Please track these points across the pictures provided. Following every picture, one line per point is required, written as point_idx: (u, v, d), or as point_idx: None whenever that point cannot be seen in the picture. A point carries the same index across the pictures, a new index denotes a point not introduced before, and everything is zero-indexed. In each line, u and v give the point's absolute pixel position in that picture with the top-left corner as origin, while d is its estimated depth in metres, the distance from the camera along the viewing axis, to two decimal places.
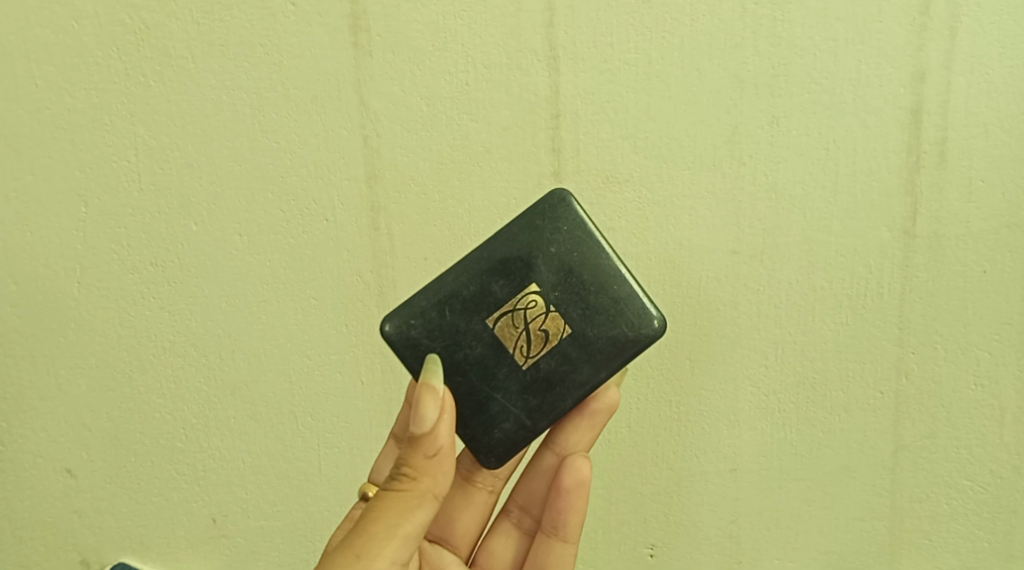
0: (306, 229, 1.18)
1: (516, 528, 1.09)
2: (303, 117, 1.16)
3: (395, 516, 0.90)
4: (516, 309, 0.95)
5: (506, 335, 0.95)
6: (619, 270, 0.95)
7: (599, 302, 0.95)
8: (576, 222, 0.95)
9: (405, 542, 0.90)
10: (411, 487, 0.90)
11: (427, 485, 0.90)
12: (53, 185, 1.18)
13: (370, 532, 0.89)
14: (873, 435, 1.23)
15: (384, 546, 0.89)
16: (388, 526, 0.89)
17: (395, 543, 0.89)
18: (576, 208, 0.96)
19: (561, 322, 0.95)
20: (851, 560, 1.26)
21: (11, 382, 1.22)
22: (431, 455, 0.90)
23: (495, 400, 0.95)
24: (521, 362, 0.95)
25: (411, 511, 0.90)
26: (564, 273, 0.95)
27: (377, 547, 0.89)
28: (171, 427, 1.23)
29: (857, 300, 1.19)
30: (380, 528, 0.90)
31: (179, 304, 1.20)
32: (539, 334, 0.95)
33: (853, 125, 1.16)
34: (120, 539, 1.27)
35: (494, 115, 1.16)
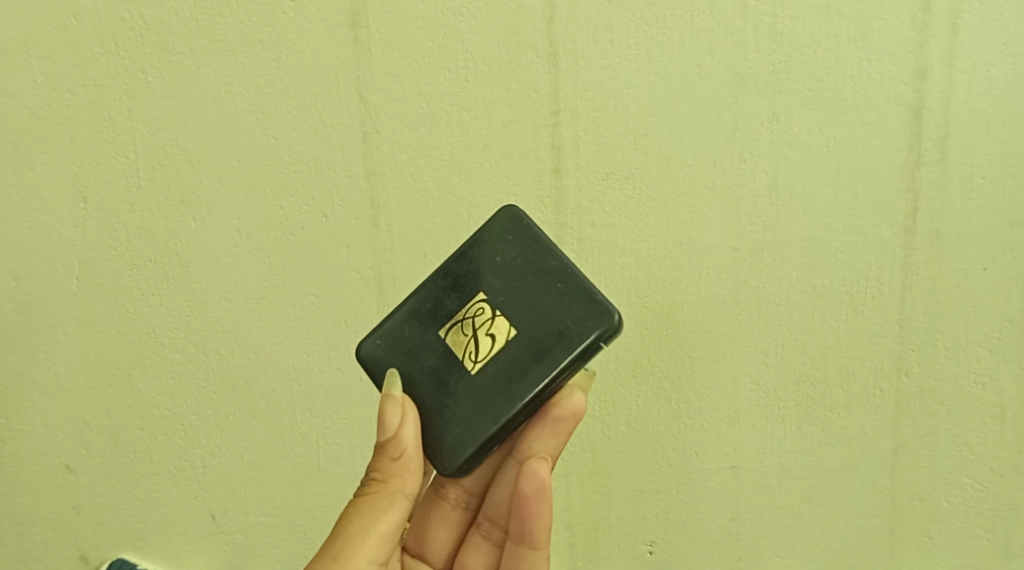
0: (306, 225, 1.18)
1: (487, 540, 1.02)
2: (302, 113, 1.16)
3: (369, 517, 0.91)
4: (466, 318, 0.93)
5: (457, 344, 0.93)
6: (567, 269, 0.92)
7: (549, 301, 0.91)
8: (527, 231, 0.94)
9: (382, 542, 0.91)
10: (382, 489, 0.92)
11: (397, 485, 0.91)
12: (52, 181, 1.18)
13: (345, 534, 0.91)
14: (873, 433, 1.23)
15: (360, 547, 0.90)
16: (362, 527, 0.91)
17: (370, 542, 0.90)
18: (523, 217, 0.95)
19: (508, 326, 0.91)
20: (851, 557, 1.26)
21: (10, 378, 1.22)
22: (397, 457, 0.91)
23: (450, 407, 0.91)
24: (470, 368, 0.91)
25: (383, 510, 0.91)
26: (513, 278, 0.93)
27: (351, 548, 0.90)
28: (170, 423, 1.23)
29: (858, 297, 1.19)
30: (353, 530, 0.91)
31: (180, 300, 1.20)
32: (487, 338, 0.92)
33: (854, 122, 1.16)
34: (120, 535, 1.27)
35: (494, 111, 1.16)
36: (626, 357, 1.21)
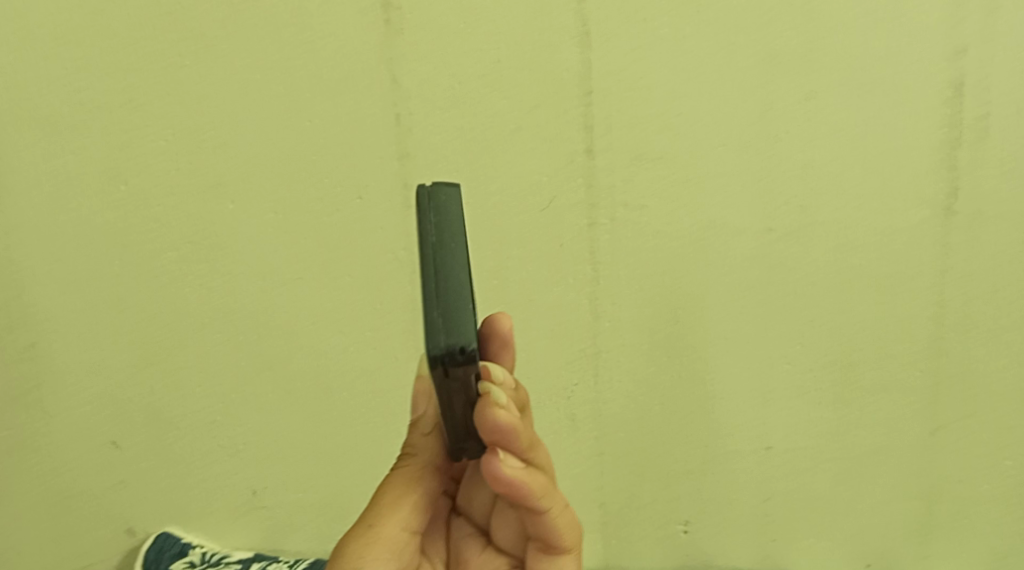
0: (340, 207, 1.20)
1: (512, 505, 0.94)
2: (336, 96, 1.17)
3: (400, 487, 0.90)
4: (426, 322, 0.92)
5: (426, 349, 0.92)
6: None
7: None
8: (453, 225, 0.83)
9: (417, 511, 0.90)
10: (410, 462, 0.90)
11: (426, 458, 0.90)
12: (92, 165, 1.20)
13: (378, 503, 0.90)
14: (910, 414, 1.22)
15: (392, 512, 0.89)
16: (392, 495, 0.90)
17: (403, 507, 0.89)
18: (441, 210, 0.83)
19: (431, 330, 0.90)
20: (885, 538, 1.26)
21: (57, 356, 1.26)
22: (428, 431, 0.91)
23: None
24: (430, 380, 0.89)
25: (416, 482, 0.90)
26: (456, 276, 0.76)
27: (383, 516, 0.89)
28: (210, 401, 1.26)
29: (895, 278, 1.18)
30: (385, 499, 0.90)
31: (218, 282, 1.22)
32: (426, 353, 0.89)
33: (891, 100, 1.14)
34: (164, 509, 1.30)
35: (526, 92, 1.16)
36: (659, 338, 1.21)
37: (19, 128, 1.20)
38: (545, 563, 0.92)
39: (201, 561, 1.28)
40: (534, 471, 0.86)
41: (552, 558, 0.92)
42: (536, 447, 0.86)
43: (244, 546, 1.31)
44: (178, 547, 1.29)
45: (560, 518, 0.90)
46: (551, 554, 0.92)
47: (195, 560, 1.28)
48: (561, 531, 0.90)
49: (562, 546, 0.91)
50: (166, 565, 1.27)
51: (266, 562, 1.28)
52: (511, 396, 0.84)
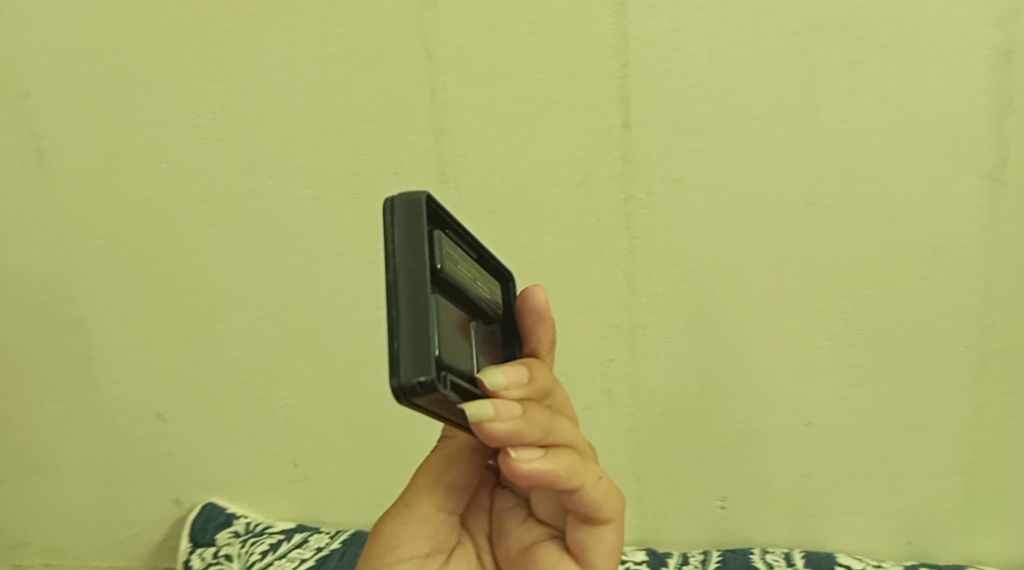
0: (376, 183, 1.20)
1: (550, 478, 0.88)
2: (371, 72, 1.17)
3: (437, 466, 0.90)
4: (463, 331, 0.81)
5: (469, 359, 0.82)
6: (447, 265, 0.74)
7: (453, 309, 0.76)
8: (418, 233, 0.72)
9: (453, 490, 0.89)
10: (448, 442, 0.90)
11: (462, 439, 0.90)
12: (133, 143, 1.22)
13: (416, 481, 0.90)
14: (954, 389, 1.20)
15: (426, 490, 0.89)
16: (429, 475, 0.89)
17: (438, 485, 0.89)
18: (407, 217, 0.73)
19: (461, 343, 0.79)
20: (927, 515, 1.25)
21: (104, 331, 1.29)
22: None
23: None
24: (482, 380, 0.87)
25: (451, 463, 0.89)
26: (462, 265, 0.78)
27: (419, 494, 0.89)
28: (252, 375, 1.29)
29: (941, 252, 1.15)
30: (423, 478, 0.90)
31: (256, 258, 1.24)
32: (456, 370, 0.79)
33: (938, 68, 1.10)
34: (210, 480, 1.34)
35: (561, 65, 1.14)
36: (696, 314, 1.20)
37: (62, 106, 1.22)
38: (584, 535, 0.86)
39: (245, 531, 1.32)
40: (555, 455, 0.79)
41: (591, 529, 0.85)
42: (557, 431, 0.79)
43: (286, 516, 1.35)
44: (223, 518, 1.33)
45: (594, 491, 0.83)
46: (590, 525, 0.85)
47: (240, 530, 1.32)
48: (597, 503, 0.84)
49: (600, 516, 0.85)
50: (212, 536, 1.31)
51: (308, 533, 1.32)
52: (524, 389, 0.76)
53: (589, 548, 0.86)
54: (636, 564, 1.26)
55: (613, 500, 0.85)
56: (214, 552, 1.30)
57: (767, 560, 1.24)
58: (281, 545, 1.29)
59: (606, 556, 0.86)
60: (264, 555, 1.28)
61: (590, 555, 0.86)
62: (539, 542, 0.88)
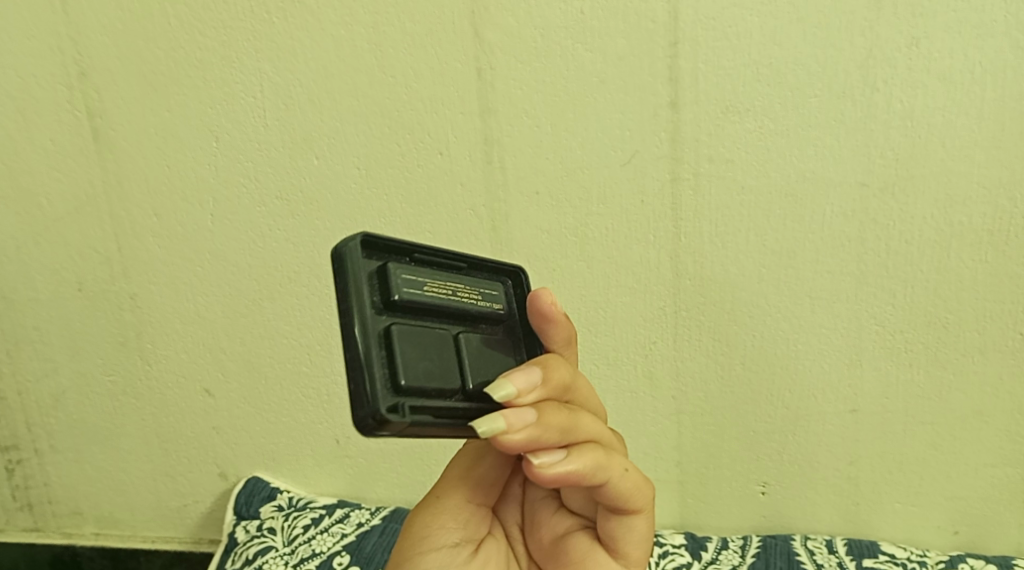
0: (422, 162, 1.20)
1: None
2: (419, 50, 1.16)
3: (467, 460, 0.90)
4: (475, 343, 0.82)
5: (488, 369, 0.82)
6: (404, 293, 0.77)
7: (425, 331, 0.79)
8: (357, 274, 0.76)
9: (483, 482, 0.89)
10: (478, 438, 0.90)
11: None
12: (187, 121, 1.23)
13: (447, 474, 0.90)
14: (1011, 378, 1.16)
15: (456, 485, 0.89)
16: (460, 467, 0.90)
17: (468, 481, 0.89)
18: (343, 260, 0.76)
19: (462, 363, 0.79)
20: (979, 506, 1.22)
21: (156, 306, 1.32)
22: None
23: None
24: None
25: (481, 456, 0.90)
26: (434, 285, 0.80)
27: (449, 486, 0.89)
28: (298, 352, 1.30)
29: (1001, 236, 1.11)
30: (453, 470, 0.90)
31: (304, 236, 1.25)
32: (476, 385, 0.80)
33: (1004, 46, 1.06)
34: (255, 455, 1.37)
35: (611, 44, 1.12)
36: (744, 297, 1.18)
37: (119, 84, 1.23)
38: (615, 525, 0.85)
39: (288, 506, 1.34)
40: (579, 452, 0.80)
41: (620, 520, 0.85)
42: (578, 429, 0.80)
43: (329, 492, 1.37)
44: (267, 491, 1.35)
45: (622, 482, 0.83)
46: (620, 515, 0.85)
47: (283, 504, 1.34)
48: (625, 495, 0.83)
49: (629, 506, 0.84)
50: (256, 509, 1.34)
51: (349, 508, 1.33)
52: (539, 392, 0.78)
53: (620, 537, 0.86)
54: (674, 548, 1.25)
55: (642, 491, 0.84)
56: (258, 524, 1.33)
57: (808, 547, 1.22)
58: (324, 519, 1.31)
59: (639, 544, 0.86)
60: (306, 529, 1.30)
61: (621, 543, 0.86)
62: (570, 533, 0.88)
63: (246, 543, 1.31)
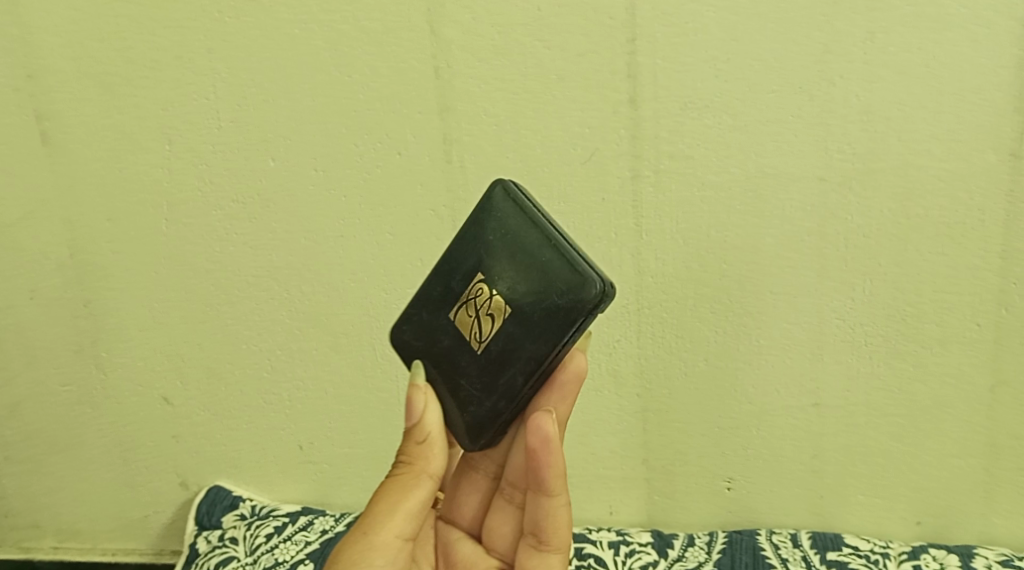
0: (381, 162, 1.18)
1: (510, 503, 0.98)
2: (377, 48, 1.14)
3: (396, 496, 0.90)
4: (471, 299, 0.88)
5: (465, 325, 0.88)
6: None
7: (496, 279, 0.87)
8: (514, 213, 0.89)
9: (411, 519, 0.90)
10: (408, 471, 0.90)
11: (422, 468, 0.90)
12: (140, 123, 1.20)
13: (375, 509, 0.91)
14: (970, 369, 1.17)
15: (387, 521, 0.90)
16: (388, 503, 0.90)
17: (398, 518, 0.90)
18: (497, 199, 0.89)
19: (502, 305, 0.87)
20: (943, 497, 1.23)
21: (111, 313, 1.29)
22: (422, 440, 0.90)
23: (461, 388, 0.89)
24: (476, 347, 0.88)
25: (409, 491, 0.90)
26: (468, 258, 0.89)
27: (379, 524, 0.90)
28: (259, 357, 1.29)
29: (958, 229, 1.12)
30: (381, 506, 0.90)
31: (262, 239, 1.23)
32: (488, 319, 0.87)
33: (960, 39, 1.06)
34: (218, 462, 1.36)
35: (570, 40, 1.11)
36: (706, 293, 1.18)
37: (68, 86, 1.20)
38: (535, 559, 0.96)
39: (251, 514, 1.33)
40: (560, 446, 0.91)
41: (544, 555, 0.95)
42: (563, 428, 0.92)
43: (294, 499, 1.36)
44: (229, 500, 1.34)
45: (558, 510, 0.93)
46: (541, 551, 0.95)
47: (246, 513, 1.33)
48: (554, 527, 0.94)
49: (551, 543, 0.95)
50: (218, 519, 1.33)
51: (313, 516, 1.31)
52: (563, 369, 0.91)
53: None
54: (640, 547, 1.25)
55: (565, 532, 0.95)
56: (219, 535, 1.31)
57: (773, 541, 1.23)
58: (286, 527, 1.29)
59: None
60: (270, 538, 1.28)
61: None
62: None
63: (207, 554, 1.30)
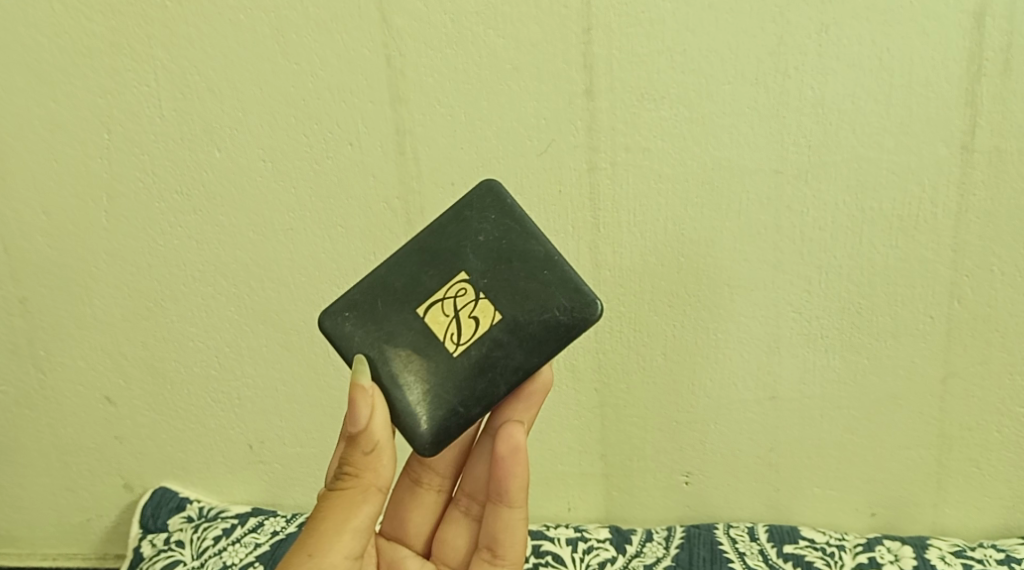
0: (332, 154, 1.15)
1: (464, 516, 0.99)
2: (325, 37, 1.10)
3: (343, 512, 0.86)
4: (448, 297, 0.87)
5: (438, 323, 0.87)
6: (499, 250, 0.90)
7: (484, 281, 0.87)
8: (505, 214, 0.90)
9: (358, 536, 0.86)
10: (355, 485, 0.85)
11: (368, 481, 0.85)
12: (76, 113, 1.16)
13: (319, 528, 0.86)
14: (922, 361, 1.18)
15: (335, 542, 0.86)
16: (335, 522, 0.86)
17: (346, 537, 0.86)
18: (492, 197, 0.90)
19: (490, 309, 0.87)
20: (895, 488, 1.24)
21: (48, 311, 1.25)
22: (370, 451, 0.85)
23: (433, 382, 0.86)
24: (452, 349, 0.87)
25: (357, 508, 0.86)
26: (451, 255, 0.88)
27: (326, 545, 0.85)
28: (205, 355, 1.25)
29: (910, 222, 1.12)
30: (327, 525, 0.86)
31: (207, 233, 1.19)
32: (469, 321, 0.87)
33: (911, 32, 1.06)
34: (163, 464, 1.32)
35: (523, 30, 1.09)
36: (662, 287, 1.17)
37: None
38: None
39: (198, 516, 1.30)
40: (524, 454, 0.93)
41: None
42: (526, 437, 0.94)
43: (243, 501, 1.33)
44: (176, 502, 1.31)
45: (516, 524, 0.94)
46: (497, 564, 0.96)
47: (193, 515, 1.30)
48: (512, 539, 0.95)
49: (507, 556, 0.96)
50: (164, 522, 1.29)
51: (264, 517, 1.28)
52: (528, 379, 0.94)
53: None
54: (598, 543, 1.24)
55: (520, 545, 0.96)
56: (166, 538, 1.28)
57: (731, 535, 1.23)
58: (236, 529, 1.26)
59: None
60: (217, 540, 1.25)
61: None
62: None
63: (153, 557, 1.27)
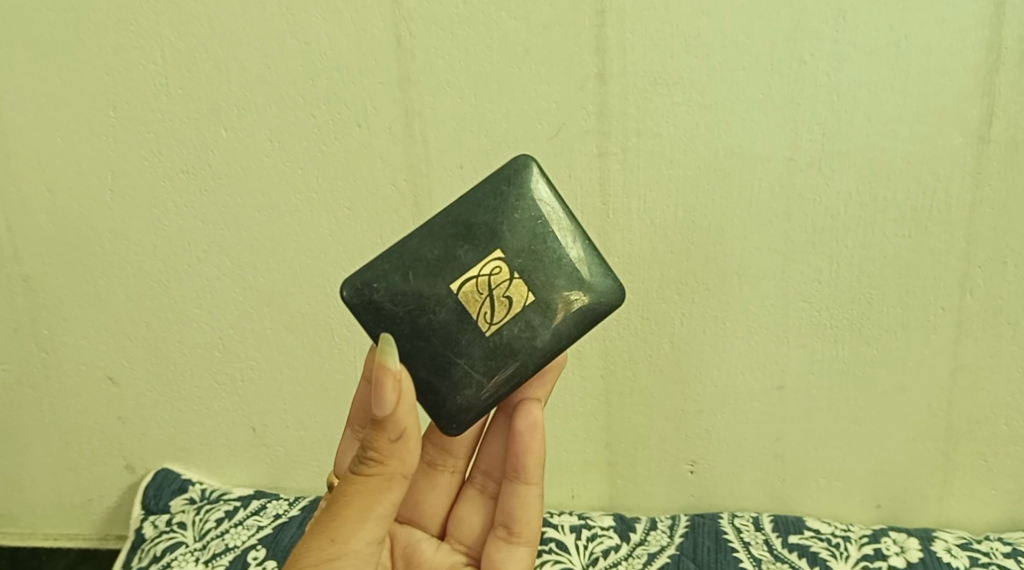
0: (340, 134, 1.13)
1: (480, 494, 0.99)
2: (334, 15, 1.09)
3: (367, 499, 0.83)
4: (482, 275, 0.85)
5: (472, 301, 0.85)
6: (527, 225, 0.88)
7: (520, 260, 0.85)
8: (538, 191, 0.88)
9: (381, 522, 0.84)
10: (380, 472, 0.83)
11: (393, 469, 0.83)
12: (80, 90, 1.14)
13: (341, 514, 0.84)
14: (931, 354, 1.17)
15: (358, 527, 0.84)
16: (358, 508, 0.83)
17: (369, 523, 0.84)
18: (528, 174, 0.87)
19: (525, 290, 0.85)
20: (901, 480, 1.23)
21: (50, 289, 1.24)
22: (396, 437, 0.82)
23: (458, 366, 0.85)
24: (485, 328, 0.85)
25: (382, 495, 0.83)
26: (487, 230, 0.85)
27: (349, 531, 0.84)
28: (208, 337, 1.24)
29: (924, 213, 1.11)
30: (351, 511, 0.84)
31: (212, 213, 1.18)
32: (503, 301, 0.85)
33: (928, 19, 1.05)
34: (165, 445, 1.31)
35: (535, 11, 1.07)
36: (672, 274, 1.16)
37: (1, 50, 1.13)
38: (505, 552, 0.96)
39: (201, 498, 1.29)
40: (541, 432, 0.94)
41: (513, 548, 0.97)
42: None
43: (245, 483, 1.32)
44: (178, 484, 1.30)
45: (532, 501, 0.95)
46: (512, 542, 0.96)
47: (195, 497, 1.29)
48: (528, 516, 0.96)
49: (523, 533, 0.96)
50: (166, 503, 1.29)
51: (266, 500, 1.27)
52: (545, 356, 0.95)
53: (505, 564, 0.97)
54: (602, 530, 1.24)
55: (535, 521, 0.96)
56: (167, 519, 1.28)
57: (736, 525, 1.23)
58: (238, 512, 1.25)
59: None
60: (219, 523, 1.24)
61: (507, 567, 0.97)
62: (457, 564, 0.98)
63: (154, 539, 1.26)
